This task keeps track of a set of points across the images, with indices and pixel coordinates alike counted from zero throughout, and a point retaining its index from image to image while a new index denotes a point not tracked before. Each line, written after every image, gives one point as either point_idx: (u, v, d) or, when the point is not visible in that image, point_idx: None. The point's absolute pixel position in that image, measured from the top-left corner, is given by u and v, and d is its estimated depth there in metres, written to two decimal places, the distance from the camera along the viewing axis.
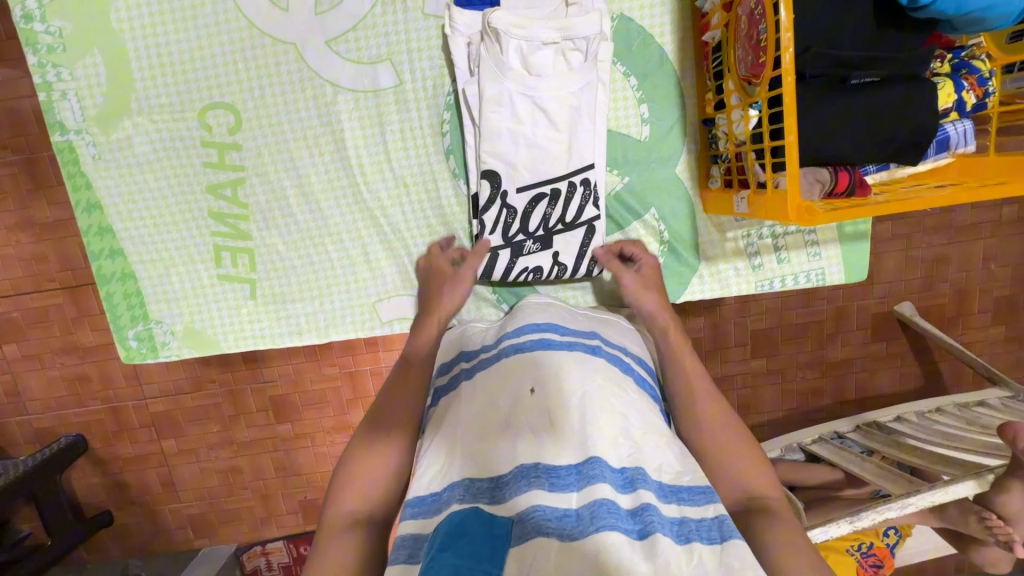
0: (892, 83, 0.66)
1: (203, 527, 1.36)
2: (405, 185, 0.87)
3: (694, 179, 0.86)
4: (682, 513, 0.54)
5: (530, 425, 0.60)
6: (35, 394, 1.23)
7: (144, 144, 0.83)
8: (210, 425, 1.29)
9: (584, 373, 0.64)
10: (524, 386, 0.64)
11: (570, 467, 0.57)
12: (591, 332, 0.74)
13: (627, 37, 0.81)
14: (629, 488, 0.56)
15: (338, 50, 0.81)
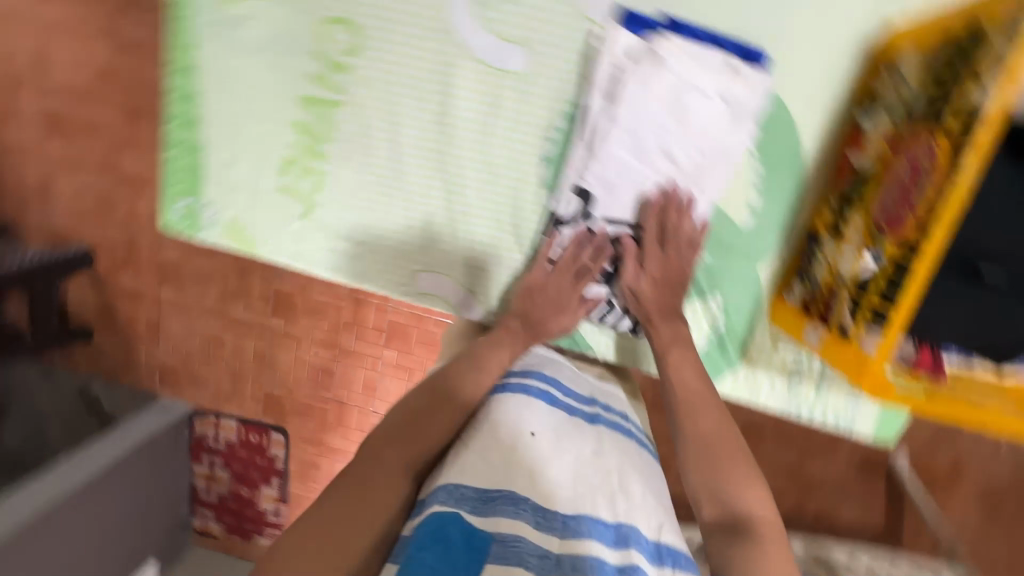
0: (1012, 287, 0.64)
1: (168, 375, 1.35)
2: (490, 171, 0.83)
3: (772, 284, 0.83)
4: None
5: (529, 463, 0.63)
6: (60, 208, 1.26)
7: (256, 29, 0.80)
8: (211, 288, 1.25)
9: (581, 436, 0.69)
10: (526, 428, 0.67)
11: (560, 516, 0.59)
12: (590, 399, 0.79)
13: (775, 120, 0.75)
14: (621, 545, 0.58)
15: (482, 16, 0.76)
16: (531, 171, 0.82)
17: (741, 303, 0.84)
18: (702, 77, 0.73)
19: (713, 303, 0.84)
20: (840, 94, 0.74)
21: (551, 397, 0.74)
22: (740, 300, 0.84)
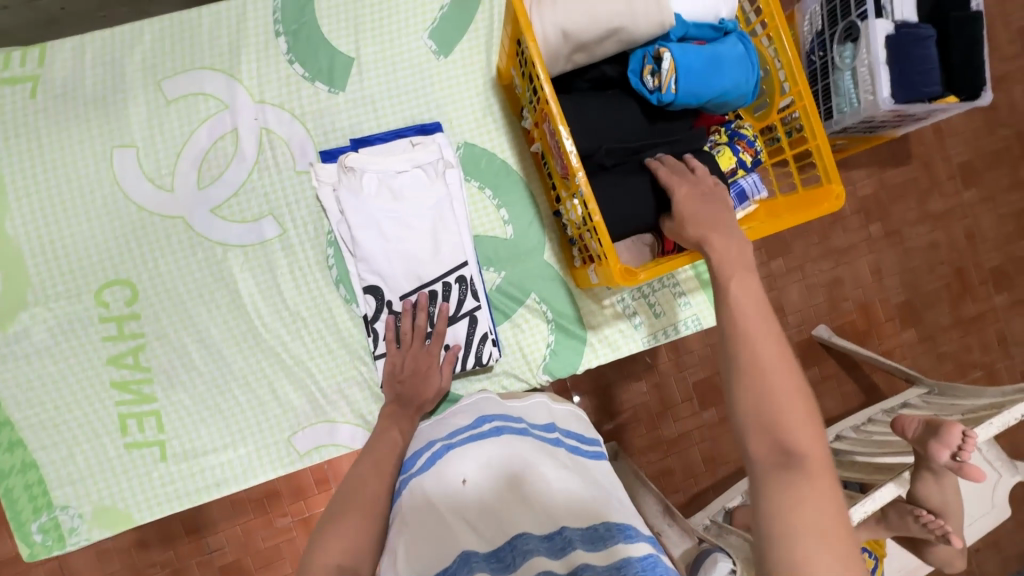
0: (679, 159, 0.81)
1: None
2: (301, 318, 0.93)
3: (562, 262, 0.97)
4: (628, 554, 0.58)
5: (473, 518, 0.65)
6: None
7: (42, 333, 0.87)
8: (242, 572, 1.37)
9: (521, 455, 0.71)
10: (457, 476, 0.69)
11: (506, 546, 0.62)
12: (518, 418, 0.80)
13: (475, 158, 0.96)
14: (561, 553, 0.60)
15: (223, 215, 0.91)
16: (333, 297, 0.93)
17: (554, 292, 0.97)
18: (395, 159, 0.89)
19: (533, 300, 0.96)
20: (503, 120, 0.97)
21: (478, 431, 0.74)
22: (551, 290, 0.97)
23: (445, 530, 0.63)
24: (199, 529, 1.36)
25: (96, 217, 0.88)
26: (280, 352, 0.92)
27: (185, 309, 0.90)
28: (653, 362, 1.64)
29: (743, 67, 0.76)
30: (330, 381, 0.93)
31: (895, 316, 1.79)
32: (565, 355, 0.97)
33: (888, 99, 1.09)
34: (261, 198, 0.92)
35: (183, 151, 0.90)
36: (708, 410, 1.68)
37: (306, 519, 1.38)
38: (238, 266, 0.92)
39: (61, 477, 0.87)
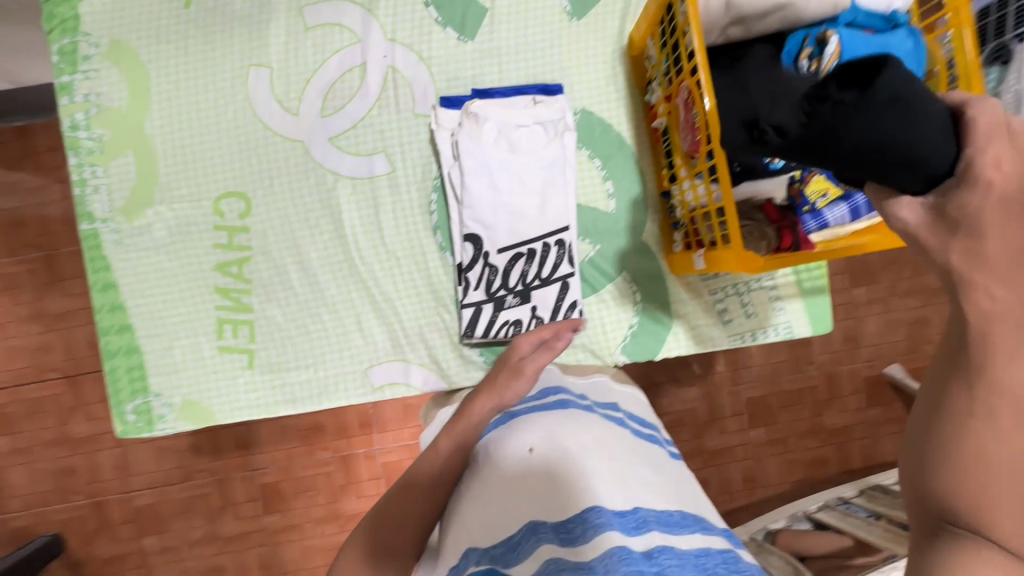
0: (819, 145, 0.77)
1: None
2: (395, 256, 0.95)
3: (660, 244, 0.95)
4: (707, 542, 0.57)
5: (538, 483, 0.60)
6: (136, 468, 1.41)
7: (161, 230, 0.93)
8: (283, 495, 1.44)
9: (587, 428, 0.67)
10: (524, 446, 0.64)
11: (578, 517, 0.55)
12: (583, 395, 0.79)
13: (590, 125, 0.94)
14: (639, 531, 0.53)
15: (340, 145, 0.94)
16: (429, 242, 0.95)
17: (646, 272, 0.95)
18: (516, 114, 0.89)
19: (623, 279, 0.95)
20: (626, 92, 0.95)
21: (542, 403, 0.74)
22: (644, 270, 0.95)
23: (512, 499, 0.60)
24: (250, 446, 1.43)
25: (225, 130, 0.93)
26: (370, 287, 0.95)
27: (290, 230, 0.94)
28: (709, 369, 1.59)
29: (909, 64, 0.71)
30: (412, 322, 0.95)
31: None
32: (646, 339, 0.95)
33: None
34: (377, 134, 0.94)
35: (312, 78, 0.93)
36: (758, 430, 1.62)
37: (348, 456, 1.44)
38: (345, 197, 0.94)
39: (159, 366, 0.93)
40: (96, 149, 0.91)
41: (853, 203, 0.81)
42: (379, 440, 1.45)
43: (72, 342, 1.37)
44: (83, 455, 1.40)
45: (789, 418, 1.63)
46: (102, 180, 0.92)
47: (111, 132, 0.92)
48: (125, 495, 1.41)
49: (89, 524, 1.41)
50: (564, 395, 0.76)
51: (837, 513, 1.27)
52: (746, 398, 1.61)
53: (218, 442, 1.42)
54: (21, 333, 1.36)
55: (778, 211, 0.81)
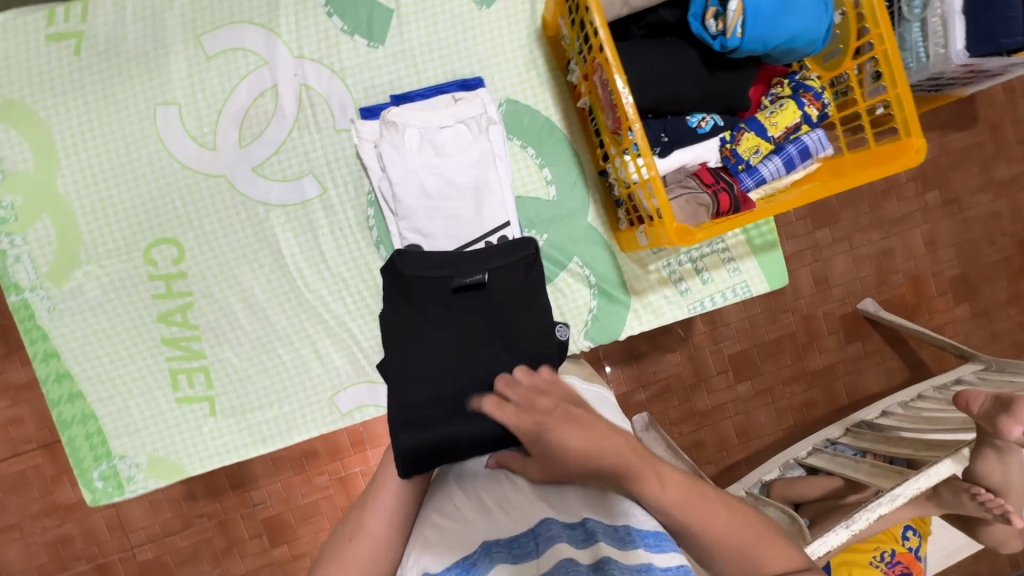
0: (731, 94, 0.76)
1: None
2: (342, 278, 0.93)
3: (606, 223, 0.94)
4: (650, 559, 0.53)
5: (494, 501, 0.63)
6: (132, 525, 1.39)
7: (95, 290, 0.89)
8: (286, 526, 1.43)
9: None
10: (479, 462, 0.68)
11: (529, 534, 0.58)
12: None
13: (517, 114, 0.92)
14: (588, 543, 0.55)
15: (265, 174, 0.90)
16: (374, 258, 0.93)
17: (597, 254, 0.94)
18: (437, 115, 0.86)
19: (575, 264, 0.94)
20: (549, 75, 0.92)
21: None
22: (594, 252, 0.94)
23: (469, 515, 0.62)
24: (244, 483, 1.41)
25: (142, 177, 0.89)
26: (322, 313, 0.92)
27: (229, 269, 0.91)
28: (689, 332, 1.60)
29: (816, 8, 0.70)
30: (371, 342, 0.93)
31: (948, 291, 1.70)
32: (607, 321, 0.94)
33: (962, 52, 0.99)
34: (301, 156, 0.91)
35: (224, 109, 0.89)
36: (745, 383, 1.64)
37: (344, 477, 1.43)
38: (280, 226, 0.91)
39: (118, 428, 0.91)
40: (10, 217, 0.87)
41: (786, 154, 0.80)
42: (374, 455, 1.44)
43: (40, 411, 1.33)
44: (74, 520, 1.37)
45: (774, 366, 1.65)
46: (23, 249, 0.88)
47: (23, 197, 0.87)
48: (125, 553, 1.39)
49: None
50: None
51: (825, 455, 1.28)
52: (728, 355, 1.63)
53: (209, 486, 1.40)
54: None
55: (713, 174, 0.79)
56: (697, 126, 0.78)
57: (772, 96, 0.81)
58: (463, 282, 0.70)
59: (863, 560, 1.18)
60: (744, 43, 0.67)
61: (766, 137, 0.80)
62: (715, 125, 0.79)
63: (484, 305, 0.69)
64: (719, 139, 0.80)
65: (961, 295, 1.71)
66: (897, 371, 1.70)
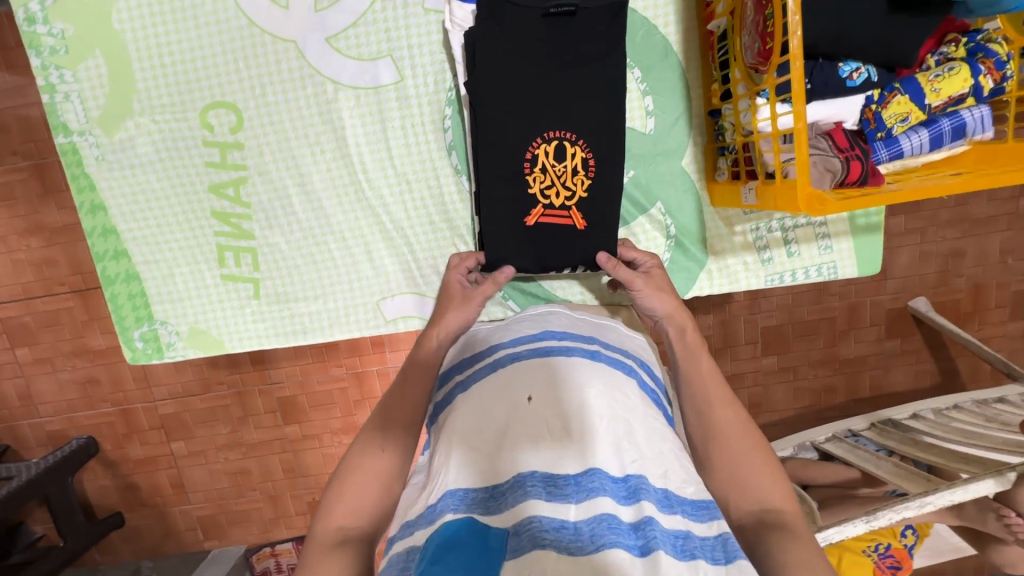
0: (903, 47, 0.64)
1: (238, 477, 1.52)
2: (407, 180, 0.86)
3: (701, 171, 0.84)
4: (688, 527, 0.53)
5: (528, 436, 0.57)
6: (159, 380, 1.44)
7: (146, 146, 0.83)
8: (299, 407, 1.47)
9: (583, 383, 0.62)
10: (521, 394, 0.61)
11: (569, 477, 0.54)
12: (590, 337, 0.72)
13: (632, 27, 0.79)
14: (631, 500, 0.54)
15: (338, 47, 0.81)
16: (443, 164, 0.85)
17: (682, 202, 0.85)
18: None
19: (657, 210, 0.86)
20: None
21: (549, 350, 0.67)
22: (680, 200, 0.85)
23: (505, 437, 0.58)
24: (265, 362, 1.44)
25: (205, 27, 0.79)
26: (381, 216, 0.87)
27: (289, 148, 0.84)
28: (727, 297, 1.54)
29: None
30: (426, 254, 0.88)
31: (1008, 304, 1.60)
32: (677, 276, 0.87)
33: None
34: (381, 33, 0.80)
35: None
36: (770, 357, 1.60)
37: (359, 374, 1.44)
38: (347, 111, 0.83)
39: (160, 293, 0.89)
40: (60, 48, 0.79)
41: (937, 130, 0.70)
42: (391, 358, 1.44)
43: (73, 256, 1.32)
44: (102, 366, 1.41)
45: (804, 346, 1.60)
46: (72, 86, 0.81)
47: (75, 26, 0.79)
48: (148, 404, 1.45)
49: (119, 429, 1.46)
50: (571, 341, 0.70)
51: (845, 445, 1.26)
52: (762, 327, 1.57)
53: (232, 358, 1.42)
54: (23, 247, 1.30)
55: (848, 138, 0.69)
56: (849, 77, 0.66)
57: (943, 55, 0.68)
58: (557, 7, 0.74)
59: (857, 547, 1.19)
60: None
61: (921, 105, 0.69)
62: (868, 79, 0.67)
63: (564, 43, 0.76)
64: (865, 98, 0.69)
65: (1020, 312, 1.61)
66: (931, 376, 1.64)
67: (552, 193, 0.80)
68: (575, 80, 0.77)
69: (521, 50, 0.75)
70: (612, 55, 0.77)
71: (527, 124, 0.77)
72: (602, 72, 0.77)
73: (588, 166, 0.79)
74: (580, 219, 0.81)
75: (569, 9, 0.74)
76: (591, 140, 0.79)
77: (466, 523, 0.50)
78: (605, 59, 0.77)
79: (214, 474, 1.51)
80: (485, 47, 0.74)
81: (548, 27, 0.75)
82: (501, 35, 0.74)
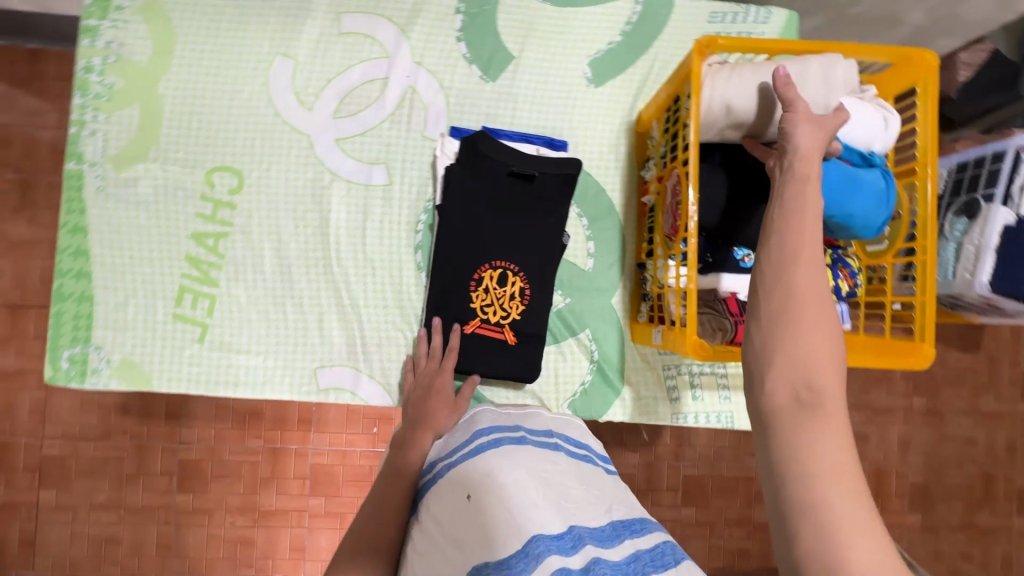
0: None
1: (102, 545, 1.36)
2: (373, 265, 0.96)
3: (626, 310, 0.98)
4: (635, 547, 0.60)
5: (473, 528, 0.60)
6: (59, 416, 1.36)
7: (148, 188, 0.92)
8: (200, 473, 1.39)
9: (513, 464, 0.66)
10: (460, 496, 0.64)
11: (517, 552, 0.55)
12: (515, 425, 0.78)
13: (585, 186, 0.98)
14: (576, 548, 0.57)
15: (344, 148, 0.96)
16: (408, 259, 0.96)
17: (607, 333, 0.97)
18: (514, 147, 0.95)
19: (585, 335, 0.97)
20: (625, 163, 0.99)
21: (478, 446, 0.72)
22: (606, 331, 0.98)
23: (456, 541, 0.61)
24: (181, 418, 1.39)
25: (236, 107, 0.94)
26: (341, 290, 0.95)
27: (276, 217, 0.95)
28: (653, 439, 1.61)
29: (878, 200, 0.77)
30: (374, 334, 0.96)
31: (906, 494, 1.71)
32: (595, 398, 0.96)
33: (986, 284, 1.00)
34: (383, 146, 0.97)
35: (333, 81, 0.96)
36: (688, 509, 1.63)
37: (277, 449, 1.40)
38: (337, 198, 0.96)
39: (107, 318, 0.92)
40: (104, 95, 0.92)
41: None
42: (313, 439, 1.41)
43: (22, 273, 1.32)
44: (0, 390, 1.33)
45: (721, 503, 1.64)
46: (101, 126, 0.92)
47: (124, 83, 0.92)
48: (34, 441, 1.35)
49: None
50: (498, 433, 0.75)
51: None
52: (683, 475, 1.62)
53: (147, 407, 1.37)
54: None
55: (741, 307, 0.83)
56: (742, 259, 0.83)
57: None
58: (519, 169, 0.91)
59: None
60: None
61: None
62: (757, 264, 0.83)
63: (524, 194, 0.92)
64: None
65: (917, 505, 1.72)
66: None
67: (490, 310, 0.91)
68: (529, 222, 0.92)
69: (486, 188, 0.91)
70: (559, 209, 0.93)
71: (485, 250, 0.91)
72: (549, 223, 0.93)
73: (525, 293, 0.92)
74: (511, 336, 0.92)
75: (529, 172, 0.91)
76: (532, 274, 0.92)
77: None
78: (558, 213, 0.93)
79: (76, 537, 1.36)
80: (459, 180, 0.90)
81: (511, 182, 0.92)
82: (474, 173, 0.90)
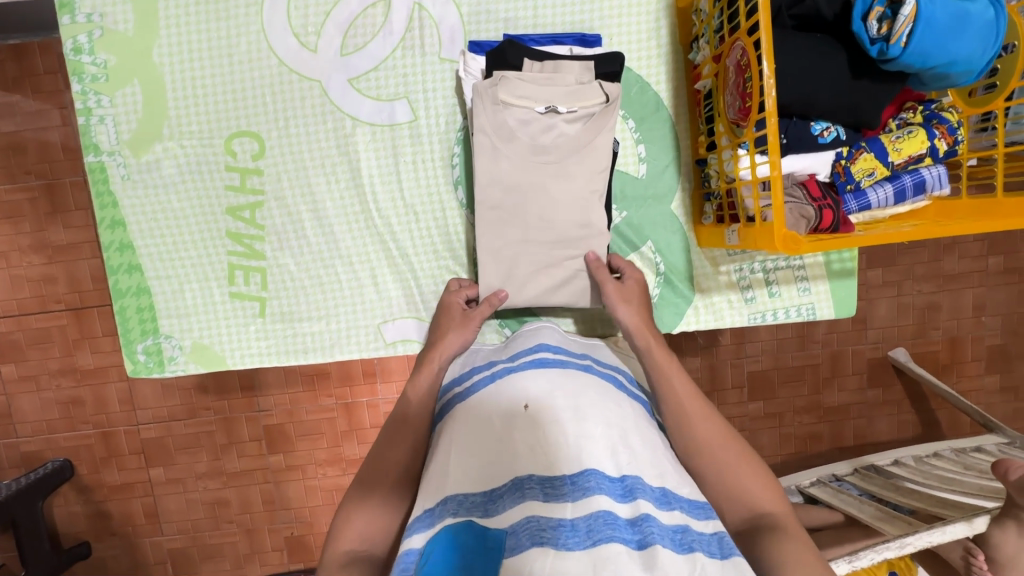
0: (864, 109, 0.72)
1: (215, 508, 1.49)
2: (414, 212, 0.91)
3: (688, 215, 0.91)
4: (687, 521, 0.54)
5: (524, 444, 0.58)
6: (147, 403, 1.43)
7: (171, 168, 0.88)
8: (283, 434, 1.46)
9: (580, 390, 0.63)
10: (518, 401, 0.61)
11: (567, 478, 0.55)
12: (582, 354, 0.75)
13: (626, 83, 0.88)
14: (627, 498, 0.55)
15: (360, 88, 0.88)
16: (449, 198, 0.91)
17: (670, 242, 0.92)
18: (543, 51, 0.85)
19: (648, 248, 0.91)
20: (669, 47, 0.88)
21: (545, 360, 0.69)
22: (669, 240, 0.91)
23: (503, 448, 0.59)
24: (254, 388, 1.44)
25: (236, 62, 0.86)
26: (387, 241, 0.92)
27: (305, 175, 0.90)
28: (714, 340, 1.57)
29: (986, 36, 0.66)
30: (429, 281, 0.93)
31: (983, 358, 1.64)
32: (665, 311, 0.92)
33: None
34: (400, 77, 0.88)
35: (332, 12, 0.86)
36: (756, 403, 1.61)
37: (349, 404, 1.44)
38: (364, 144, 0.89)
39: (169, 308, 0.92)
40: (101, 76, 0.86)
41: (900, 184, 0.78)
42: (381, 390, 1.45)
43: (74, 274, 1.34)
44: (88, 386, 1.40)
45: (789, 393, 1.61)
46: (108, 110, 0.87)
47: (117, 58, 0.86)
48: (130, 427, 1.43)
49: (96, 452, 1.44)
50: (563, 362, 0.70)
51: (829, 489, 1.27)
52: (748, 372, 1.59)
53: (221, 383, 1.42)
54: (24, 263, 1.33)
55: (820, 189, 0.76)
56: (820, 134, 0.74)
57: (901, 120, 0.77)
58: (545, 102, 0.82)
59: None
60: (905, 53, 0.64)
61: (884, 162, 0.77)
62: (837, 137, 0.75)
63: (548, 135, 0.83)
64: (835, 154, 0.77)
65: (996, 367, 1.65)
66: (913, 427, 1.66)
67: None
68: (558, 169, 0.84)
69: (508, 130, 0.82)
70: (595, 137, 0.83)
71: (533, 172, 0.83)
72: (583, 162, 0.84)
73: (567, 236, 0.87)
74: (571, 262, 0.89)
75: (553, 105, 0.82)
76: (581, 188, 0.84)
77: (467, 526, 0.53)
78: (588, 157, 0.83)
79: (191, 503, 1.48)
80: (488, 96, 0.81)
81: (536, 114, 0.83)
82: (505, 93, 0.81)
